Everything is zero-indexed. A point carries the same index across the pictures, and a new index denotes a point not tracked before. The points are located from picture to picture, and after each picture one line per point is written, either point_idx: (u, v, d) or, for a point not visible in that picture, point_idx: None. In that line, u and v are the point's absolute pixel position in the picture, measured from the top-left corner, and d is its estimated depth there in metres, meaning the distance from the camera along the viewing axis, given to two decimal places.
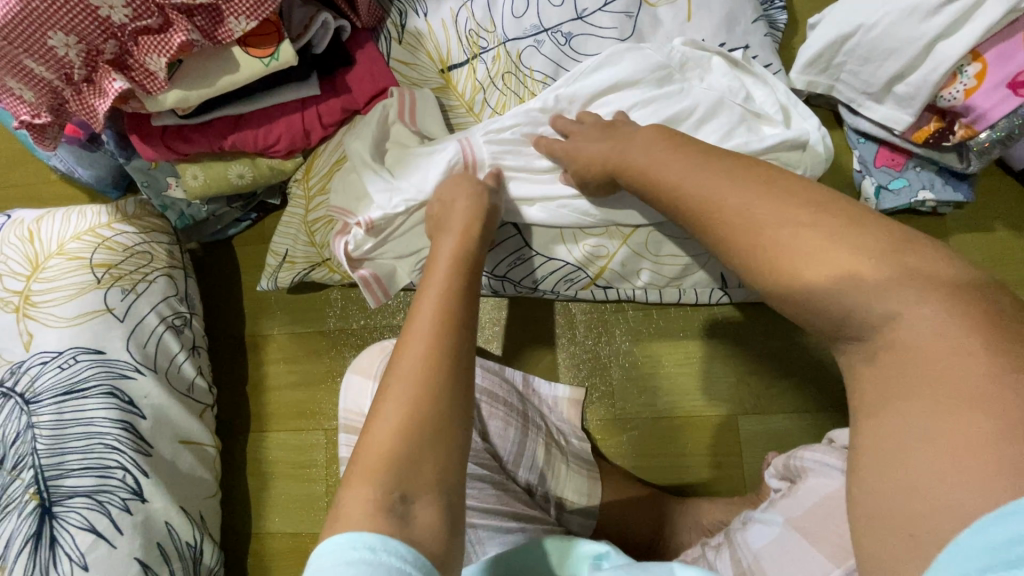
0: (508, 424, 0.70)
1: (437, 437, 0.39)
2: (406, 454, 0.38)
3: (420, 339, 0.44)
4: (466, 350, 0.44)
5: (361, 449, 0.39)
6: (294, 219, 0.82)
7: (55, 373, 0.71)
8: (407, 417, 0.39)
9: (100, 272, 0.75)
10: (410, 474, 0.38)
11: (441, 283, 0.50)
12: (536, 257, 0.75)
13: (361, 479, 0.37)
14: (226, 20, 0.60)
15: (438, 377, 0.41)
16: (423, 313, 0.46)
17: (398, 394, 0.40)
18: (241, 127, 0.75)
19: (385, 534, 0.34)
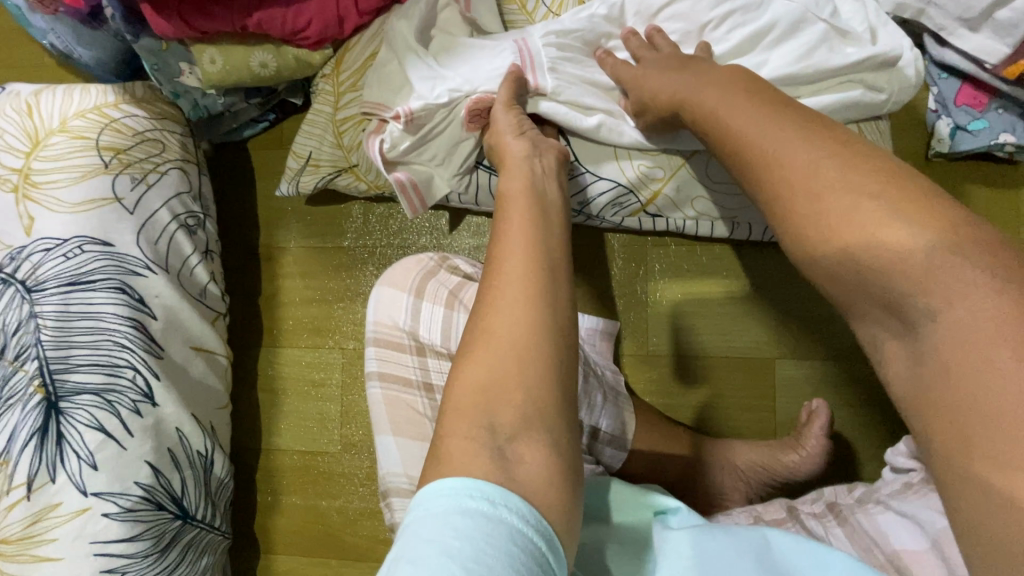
0: None
1: (527, 375, 0.39)
2: (496, 393, 0.38)
3: (504, 280, 0.43)
4: (553, 284, 0.43)
5: (456, 392, 0.40)
6: (320, 117, 0.75)
7: (58, 263, 0.65)
8: (496, 358, 0.40)
9: (108, 157, 0.68)
10: (501, 412, 0.38)
11: (518, 219, 0.49)
12: (584, 175, 0.68)
13: (461, 422, 0.38)
14: None
15: (526, 314, 0.41)
16: (504, 254, 0.45)
17: (493, 343, 0.40)
18: (268, 4, 0.68)
19: (497, 485, 0.34)
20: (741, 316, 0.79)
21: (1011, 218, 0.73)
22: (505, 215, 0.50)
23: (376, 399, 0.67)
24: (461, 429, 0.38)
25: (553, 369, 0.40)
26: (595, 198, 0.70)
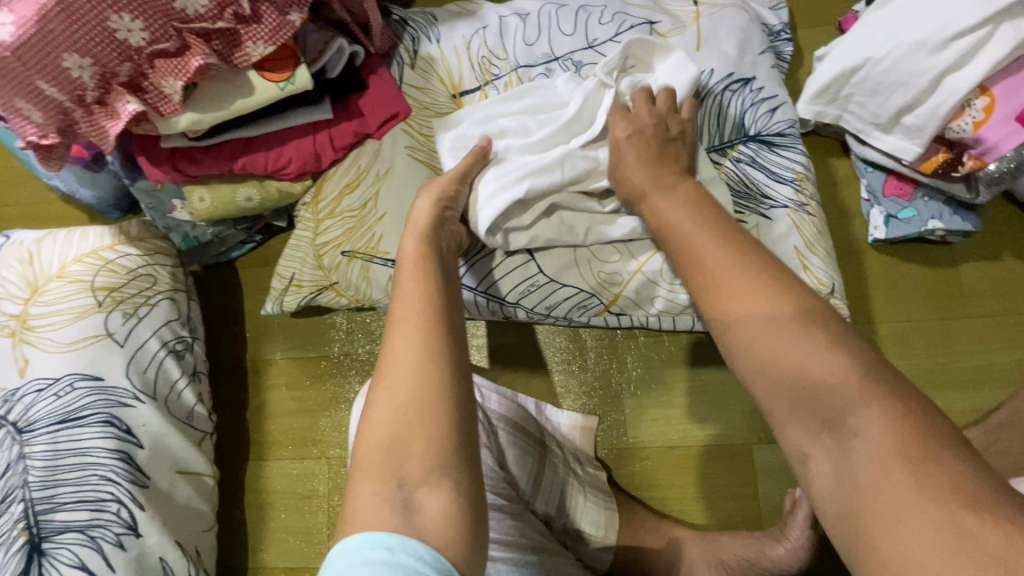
0: (525, 451, 0.67)
1: (425, 431, 0.43)
2: (397, 450, 0.42)
3: (402, 342, 0.47)
4: (447, 345, 0.48)
5: (360, 454, 0.44)
6: (302, 241, 0.81)
7: (50, 402, 0.67)
8: (396, 414, 0.44)
9: (102, 296, 0.72)
10: (405, 470, 0.42)
11: (414, 282, 0.53)
12: (549, 283, 0.73)
13: (365, 482, 0.42)
14: (243, 45, 0.60)
15: (421, 371, 0.45)
16: (400, 321, 0.49)
17: (386, 407, 0.44)
18: (252, 148, 0.74)
19: (403, 536, 0.37)
20: (711, 404, 0.81)
21: (956, 294, 0.77)
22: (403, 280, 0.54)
23: None
24: (365, 493, 0.41)
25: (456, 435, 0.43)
26: (560, 302, 0.74)
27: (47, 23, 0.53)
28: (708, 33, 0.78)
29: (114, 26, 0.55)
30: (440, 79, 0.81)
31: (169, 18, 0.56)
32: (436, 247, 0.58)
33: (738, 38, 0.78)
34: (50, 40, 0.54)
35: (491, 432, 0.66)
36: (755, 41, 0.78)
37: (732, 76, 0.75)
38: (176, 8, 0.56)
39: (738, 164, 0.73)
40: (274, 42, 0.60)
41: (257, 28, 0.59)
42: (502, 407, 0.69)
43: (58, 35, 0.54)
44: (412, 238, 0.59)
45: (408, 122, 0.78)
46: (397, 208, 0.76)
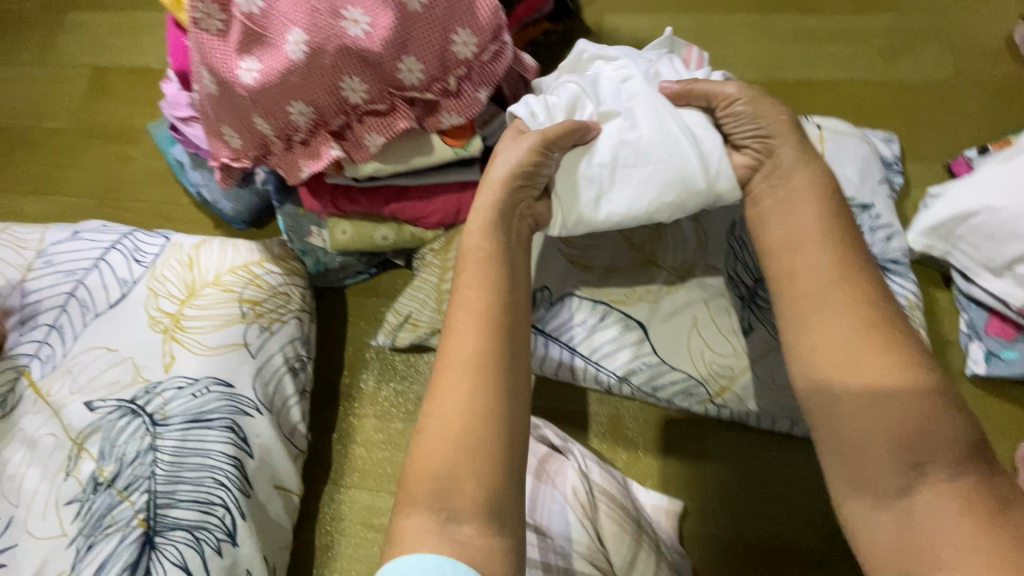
0: (622, 527, 0.69)
1: (479, 448, 0.46)
2: (444, 476, 0.45)
3: (458, 365, 0.49)
4: (502, 381, 0.48)
5: (406, 473, 0.47)
6: (425, 284, 0.87)
7: (186, 400, 0.71)
8: (449, 438, 0.46)
9: (246, 307, 0.77)
10: (452, 495, 0.45)
11: (489, 271, 0.54)
12: (658, 364, 0.77)
13: (411, 507, 0.45)
14: (439, 113, 0.67)
15: (471, 398, 0.47)
16: (458, 334, 0.50)
17: (435, 432, 0.47)
18: (404, 196, 0.81)
19: (454, 559, 0.41)
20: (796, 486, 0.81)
21: None
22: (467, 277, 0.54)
23: None
24: (418, 509, 0.45)
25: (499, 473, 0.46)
26: (666, 384, 0.77)
27: (290, 77, 0.62)
28: (833, 156, 0.84)
29: (344, 86, 0.63)
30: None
31: (388, 86, 0.64)
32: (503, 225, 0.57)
33: (859, 165, 0.84)
34: (286, 89, 0.63)
35: (592, 501, 0.71)
36: (874, 171, 0.85)
37: (853, 200, 0.81)
38: (397, 78, 0.63)
39: None
40: (466, 114, 0.67)
41: (455, 101, 0.67)
42: (604, 480, 0.74)
43: (294, 86, 0.62)
44: (476, 228, 0.56)
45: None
46: None
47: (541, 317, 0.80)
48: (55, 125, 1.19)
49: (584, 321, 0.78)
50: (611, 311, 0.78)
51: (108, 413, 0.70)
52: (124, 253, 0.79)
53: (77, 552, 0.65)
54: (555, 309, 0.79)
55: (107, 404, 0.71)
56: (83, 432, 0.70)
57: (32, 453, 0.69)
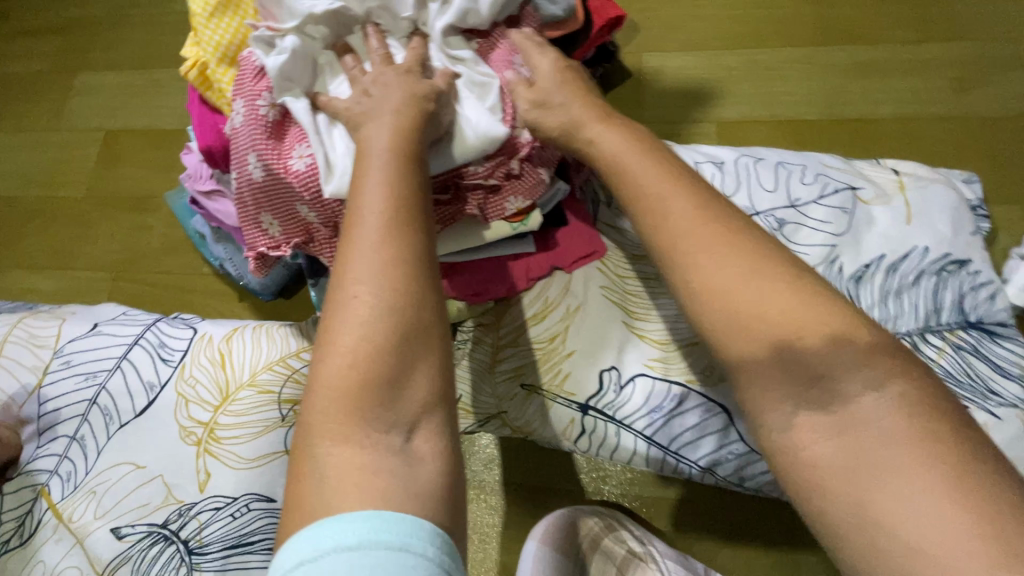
0: None
1: (392, 375, 0.41)
2: (360, 402, 0.40)
3: (371, 268, 0.44)
4: (420, 308, 0.43)
5: (317, 385, 0.41)
6: (476, 364, 0.79)
7: (224, 523, 0.63)
8: (359, 357, 0.41)
9: (287, 409, 0.69)
10: (383, 419, 0.40)
11: (383, 203, 0.47)
12: (750, 455, 0.69)
13: (332, 432, 0.40)
14: (503, 199, 0.62)
15: (387, 301, 0.43)
16: (366, 214, 0.47)
17: (352, 333, 0.42)
18: (452, 274, 0.76)
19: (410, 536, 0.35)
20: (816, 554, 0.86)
21: None
22: (362, 204, 0.48)
23: None
24: (335, 443, 0.39)
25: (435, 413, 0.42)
26: (755, 473, 0.69)
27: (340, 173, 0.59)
28: (919, 209, 0.77)
29: None
30: (620, 273, 0.76)
31: (451, 176, 0.60)
32: (423, 175, 0.51)
33: (949, 216, 0.76)
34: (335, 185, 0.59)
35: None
36: (967, 222, 0.77)
37: (948, 257, 0.73)
38: (461, 167, 0.59)
39: (960, 352, 0.70)
40: (532, 196, 0.62)
41: (520, 184, 0.61)
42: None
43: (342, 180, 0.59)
44: (384, 125, 0.54)
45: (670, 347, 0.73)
46: (588, 347, 0.73)
47: (610, 403, 0.72)
48: (66, 194, 1.14)
49: (659, 406, 0.70)
50: (689, 393, 0.70)
51: (138, 540, 0.62)
52: (149, 350, 0.72)
53: None
54: (626, 392, 0.72)
55: (136, 531, 0.63)
56: (112, 563, 0.62)
57: None
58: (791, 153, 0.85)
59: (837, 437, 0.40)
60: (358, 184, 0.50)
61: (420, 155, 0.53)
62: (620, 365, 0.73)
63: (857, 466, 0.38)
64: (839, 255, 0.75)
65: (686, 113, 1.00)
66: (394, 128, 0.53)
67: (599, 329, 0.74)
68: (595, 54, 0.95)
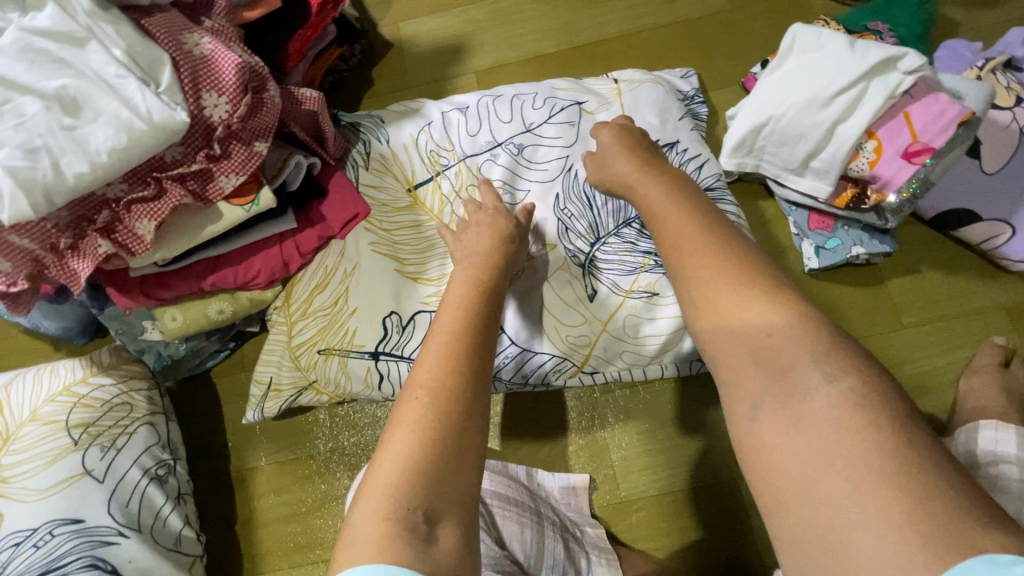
0: (523, 525, 0.69)
1: (461, 466, 0.46)
2: (424, 478, 0.45)
3: (432, 375, 0.51)
4: (473, 412, 0.49)
5: (372, 474, 0.46)
6: (277, 345, 0.82)
7: (28, 555, 0.65)
8: (414, 442, 0.46)
9: (77, 433, 0.71)
10: (435, 493, 0.44)
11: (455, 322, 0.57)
12: (525, 352, 0.77)
13: (375, 501, 0.44)
14: (216, 179, 0.65)
15: (435, 400, 0.49)
16: (439, 330, 0.57)
17: (414, 421, 0.48)
18: (220, 266, 0.77)
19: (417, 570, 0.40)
20: (675, 426, 0.85)
21: (890, 309, 0.85)
22: (438, 326, 0.57)
23: None
24: (372, 507, 0.44)
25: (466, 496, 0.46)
26: (536, 368, 0.78)
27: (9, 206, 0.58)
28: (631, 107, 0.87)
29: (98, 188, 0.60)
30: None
31: (147, 169, 0.62)
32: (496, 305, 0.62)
33: (657, 109, 0.87)
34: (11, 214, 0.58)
35: (486, 512, 0.68)
36: (674, 109, 0.88)
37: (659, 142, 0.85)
38: (155, 158, 0.62)
39: None
40: (245, 170, 0.65)
41: (228, 162, 0.65)
42: (496, 485, 0.71)
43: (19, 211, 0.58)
44: (461, 272, 0.67)
45: (607, 324, 0.77)
46: (368, 301, 0.79)
47: (396, 343, 0.78)
48: None
49: None
50: None
51: None
52: None
53: None
54: (408, 331, 0.78)
55: None
56: None
57: None
58: (527, 84, 0.93)
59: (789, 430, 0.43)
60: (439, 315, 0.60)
61: (497, 285, 0.65)
62: (399, 308, 0.79)
63: (815, 453, 0.41)
64: (574, 163, 0.85)
65: (448, 70, 1.07)
66: (467, 271, 0.66)
67: (376, 282, 0.80)
68: (341, 31, 0.99)
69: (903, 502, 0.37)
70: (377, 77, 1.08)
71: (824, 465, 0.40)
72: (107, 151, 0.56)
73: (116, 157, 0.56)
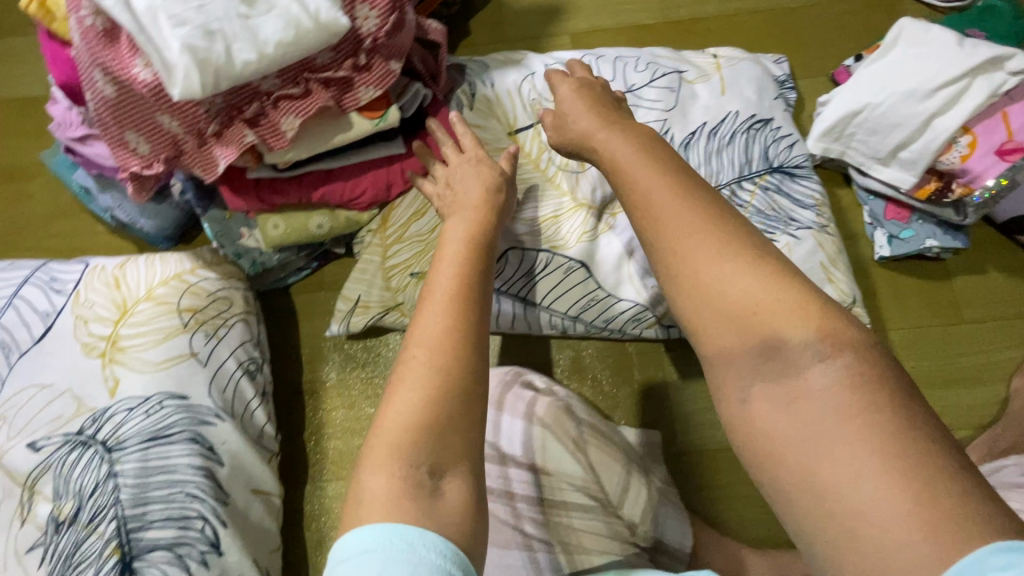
0: (611, 459, 0.69)
1: (460, 425, 0.48)
2: (421, 436, 0.46)
3: (428, 336, 0.51)
4: (472, 374, 0.50)
5: (378, 431, 0.47)
6: (370, 265, 0.86)
7: (140, 420, 0.69)
8: (421, 401, 0.47)
9: (187, 316, 0.75)
10: (436, 453, 0.46)
11: (448, 280, 0.56)
12: (607, 298, 0.81)
13: (382, 462, 0.45)
14: (356, 89, 0.68)
15: (435, 362, 0.49)
16: (433, 288, 0.56)
17: (415, 381, 0.49)
18: (331, 180, 0.81)
19: (421, 529, 0.41)
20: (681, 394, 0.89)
21: (953, 304, 0.89)
22: (435, 284, 0.56)
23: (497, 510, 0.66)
24: (378, 469, 0.45)
25: (467, 453, 0.47)
26: (617, 315, 0.82)
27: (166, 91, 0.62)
28: (730, 81, 0.91)
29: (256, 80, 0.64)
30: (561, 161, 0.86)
31: (299, 69, 0.65)
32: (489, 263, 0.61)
33: (756, 86, 0.91)
34: (164, 99, 0.63)
35: (581, 438, 0.69)
36: (770, 89, 0.91)
37: (755, 117, 0.88)
38: (307, 59, 0.65)
39: (768, 191, 0.84)
40: (383, 85, 0.68)
41: (369, 75, 0.68)
42: (588, 418, 0.71)
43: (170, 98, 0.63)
44: (458, 224, 0.65)
45: None
46: None
47: None
48: None
49: (529, 270, 0.82)
50: (553, 258, 0.81)
51: (56, 450, 0.66)
52: (41, 285, 0.75)
53: None
54: (501, 265, 0.82)
55: (53, 441, 0.67)
56: (32, 473, 0.65)
57: None
58: (628, 48, 0.96)
59: (788, 407, 0.44)
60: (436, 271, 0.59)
61: (491, 240, 0.64)
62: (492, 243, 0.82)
63: (811, 434, 0.42)
64: (670, 127, 0.88)
65: (544, 29, 1.10)
66: (469, 223, 0.65)
67: None
68: None
69: (909, 491, 0.37)
70: (474, 27, 1.11)
71: (815, 445, 0.41)
72: (274, 43, 0.59)
73: (281, 49, 0.59)
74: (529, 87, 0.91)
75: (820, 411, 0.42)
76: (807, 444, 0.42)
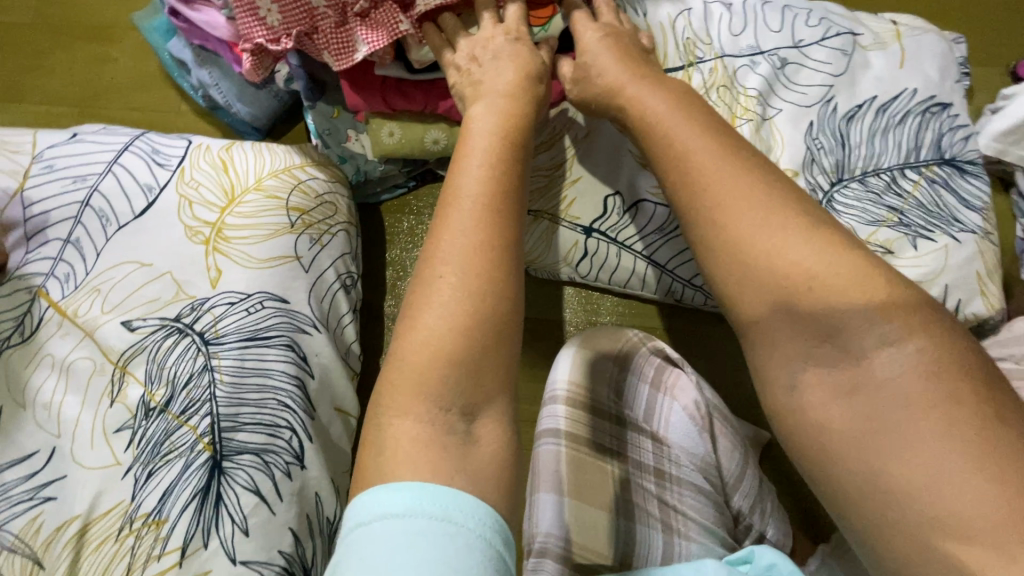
0: (733, 446, 0.69)
1: (493, 353, 0.41)
2: (447, 366, 0.39)
3: (454, 247, 0.43)
4: (507, 294, 0.43)
5: (397, 354, 0.41)
6: None
7: (240, 317, 0.65)
8: (451, 327, 0.40)
9: (294, 216, 0.71)
10: (468, 387, 0.40)
11: (472, 183, 0.47)
12: None
13: (408, 397, 0.39)
14: None
15: (468, 282, 0.42)
16: (456, 193, 0.47)
17: (441, 301, 0.41)
18: None
19: (448, 496, 0.34)
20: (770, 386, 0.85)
21: None
22: (457, 186, 0.48)
23: (548, 456, 0.65)
24: (405, 411, 0.38)
25: (506, 387, 0.41)
26: None
27: None
28: (911, 53, 0.80)
29: None
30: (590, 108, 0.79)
31: None
32: (522, 166, 0.52)
33: (938, 64, 0.80)
34: None
35: (710, 417, 0.69)
36: (953, 71, 0.81)
37: (933, 99, 0.79)
38: None
39: (933, 184, 0.76)
40: None
41: None
42: (714, 397, 0.71)
43: None
44: (484, 112, 0.56)
45: None
46: (595, 174, 0.75)
47: (614, 226, 0.75)
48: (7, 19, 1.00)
49: (660, 228, 0.74)
50: None
51: (152, 332, 0.63)
52: (142, 156, 0.71)
53: (136, 481, 0.58)
54: (629, 216, 0.75)
55: (149, 324, 0.63)
56: (125, 354, 0.62)
57: (66, 379, 0.60)
58: None
59: (841, 404, 0.40)
60: (459, 168, 0.50)
61: (523, 144, 0.54)
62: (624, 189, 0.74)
63: (870, 437, 0.38)
64: (835, 95, 0.78)
65: None
66: (497, 112, 0.56)
67: (608, 159, 0.74)
68: None
69: None
70: None
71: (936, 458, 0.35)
72: None
73: None
74: (684, 24, 0.80)
75: (879, 411, 0.39)
76: (887, 449, 0.38)
